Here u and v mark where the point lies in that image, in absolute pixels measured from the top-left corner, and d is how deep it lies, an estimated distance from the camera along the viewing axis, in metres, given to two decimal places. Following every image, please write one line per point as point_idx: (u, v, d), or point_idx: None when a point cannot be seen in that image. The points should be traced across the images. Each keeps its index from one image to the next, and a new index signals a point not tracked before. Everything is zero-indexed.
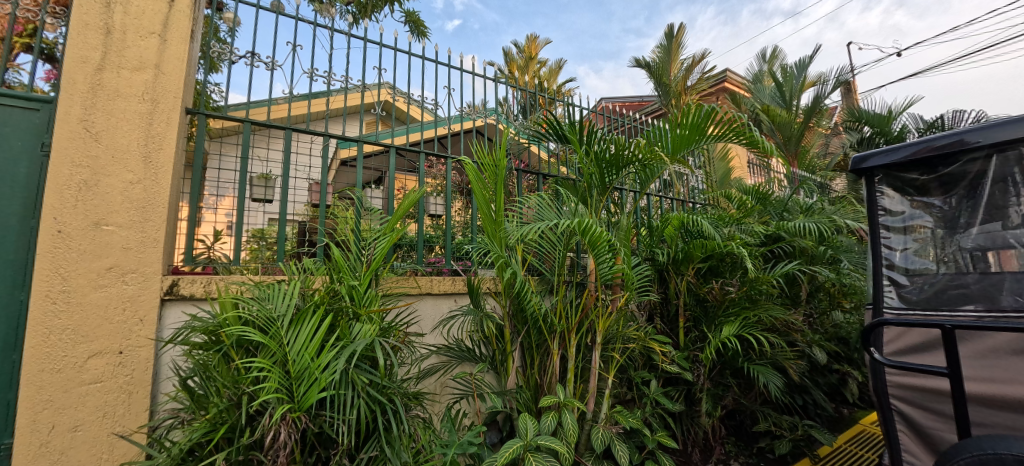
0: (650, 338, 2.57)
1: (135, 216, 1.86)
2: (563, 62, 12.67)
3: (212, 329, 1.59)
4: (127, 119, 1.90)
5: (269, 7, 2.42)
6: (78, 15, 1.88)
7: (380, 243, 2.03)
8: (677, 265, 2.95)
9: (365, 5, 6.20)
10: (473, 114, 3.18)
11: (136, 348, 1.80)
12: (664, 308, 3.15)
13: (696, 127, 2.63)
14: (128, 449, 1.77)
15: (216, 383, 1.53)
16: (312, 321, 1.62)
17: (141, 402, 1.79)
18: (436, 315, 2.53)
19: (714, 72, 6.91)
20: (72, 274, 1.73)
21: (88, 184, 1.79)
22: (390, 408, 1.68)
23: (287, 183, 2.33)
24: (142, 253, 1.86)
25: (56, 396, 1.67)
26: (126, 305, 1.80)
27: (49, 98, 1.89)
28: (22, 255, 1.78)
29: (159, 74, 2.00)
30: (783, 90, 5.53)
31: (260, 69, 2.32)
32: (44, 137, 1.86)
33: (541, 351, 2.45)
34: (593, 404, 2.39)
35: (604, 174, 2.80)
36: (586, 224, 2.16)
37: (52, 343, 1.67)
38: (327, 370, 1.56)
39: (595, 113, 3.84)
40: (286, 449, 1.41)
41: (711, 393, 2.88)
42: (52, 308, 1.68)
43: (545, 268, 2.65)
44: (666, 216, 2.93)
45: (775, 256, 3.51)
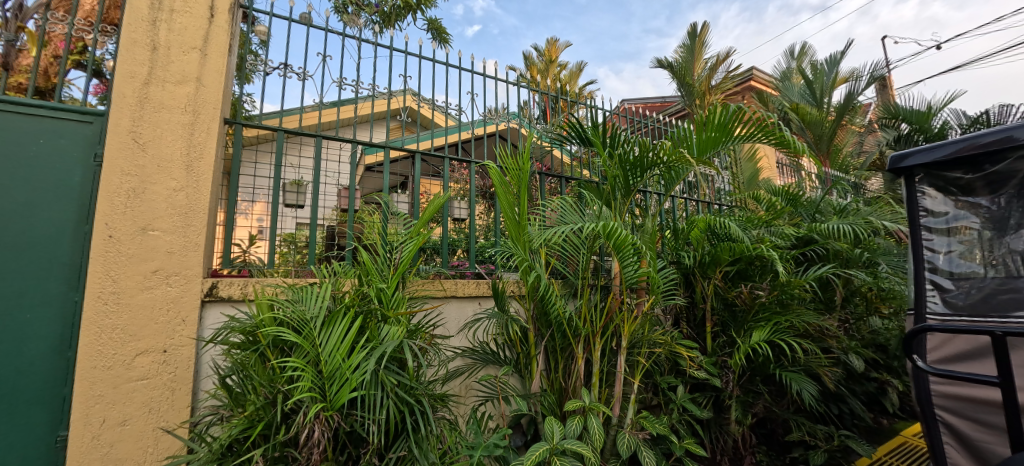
0: (677, 343, 2.53)
1: (178, 222, 1.96)
2: (583, 65, 12.63)
3: (249, 329, 1.66)
4: (170, 130, 2.01)
5: (300, 19, 2.52)
6: (127, 33, 2.00)
7: (407, 246, 2.06)
8: (704, 268, 2.89)
9: (389, 14, 6.35)
10: (495, 119, 3.21)
11: (179, 347, 1.89)
12: (690, 312, 3.08)
13: (723, 127, 2.58)
14: (171, 443, 1.85)
15: (253, 382, 1.59)
16: (343, 322, 1.67)
17: (183, 398, 1.88)
18: (461, 318, 2.56)
19: (739, 71, 6.77)
20: (121, 276, 1.84)
21: (135, 191, 1.91)
22: (418, 410, 1.71)
23: (317, 189, 2.39)
24: (185, 256, 1.95)
25: (107, 391, 1.77)
26: (170, 306, 1.89)
27: (100, 111, 2.01)
28: (76, 258, 1.89)
29: (199, 87, 2.11)
30: (813, 87, 5.36)
31: (292, 79, 2.41)
32: (95, 147, 1.98)
33: (565, 355, 2.44)
34: (618, 409, 2.36)
35: (628, 177, 2.76)
36: (611, 227, 2.15)
37: (104, 341, 1.78)
38: (357, 370, 1.60)
39: (617, 115, 3.83)
40: (319, 447, 1.46)
41: (742, 400, 2.80)
42: (103, 308, 1.79)
43: (568, 271, 2.64)
44: (692, 219, 2.88)
45: (808, 260, 3.41)
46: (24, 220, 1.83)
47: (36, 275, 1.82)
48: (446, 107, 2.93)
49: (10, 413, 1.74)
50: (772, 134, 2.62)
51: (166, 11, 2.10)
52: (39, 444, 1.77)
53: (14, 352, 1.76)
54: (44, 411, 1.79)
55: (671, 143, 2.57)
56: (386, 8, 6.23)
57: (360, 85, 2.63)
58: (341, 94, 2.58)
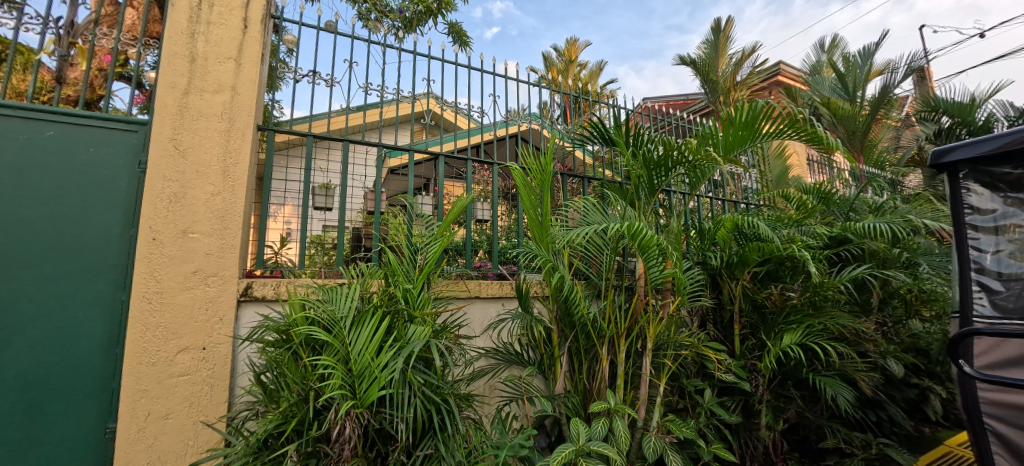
0: (704, 345, 2.49)
1: (215, 225, 2.05)
2: (603, 64, 12.53)
3: (283, 328, 1.72)
4: (208, 137, 2.10)
5: (327, 27, 2.60)
6: (168, 46, 2.11)
7: (433, 247, 2.09)
8: (732, 269, 2.81)
9: (410, 19, 6.45)
10: (517, 120, 3.23)
11: (217, 345, 1.97)
12: (717, 314, 3.01)
13: (749, 125, 2.53)
14: (210, 437, 1.93)
15: (287, 379, 1.64)
16: (372, 322, 1.71)
17: (221, 394, 1.96)
18: (485, 319, 2.58)
19: (766, 65, 6.59)
20: (164, 277, 1.93)
21: (176, 196, 2.00)
22: (445, 409, 1.73)
23: (345, 192, 2.44)
24: (222, 258, 2.04)
25: (151, 386, 1.86)
26: (208, 306, 1.98)
27: (143, 120, 2.11)
28: (122, 260, 2.00)
29: (235, 95, 2.20)
30: (846, 80, 5.13)
31: (321, 86, 2.49)
32: (140, 155, 2.09)
33: (589, 356, 2.42)
34: (644, 412, 2.33)
35: (652, 176, 2.72)
36: (636, 227, 2.12)
37: (148, 339, 1.88)
38: (386, 369, 1.64)
39: (640, 113, 3.79)
40: (350, 444, 1.50)
41: (772, 405, 2.72)
42: (148, 307, 1.89)
43: (592, 272, 2.63)
44: (718, 218, 2.80)
45: (842, 260, 3.30)
46: (76, 224, 1.95)
47: (88, 276, 1.94)
48: (469, 109, 2.96)
49: (65, 405, 1.86)
50: (803, 129, 2.54)
51: (204, 24, 2.20)
52: (91, 435, 1.88)
53: (69, 348, 1.88)
54: (94, 405, 1.90)
55: (697, 141, 2.52)
56: (408, 14, 6.34)
57: (385, 90, 2.69)
58: (367, 99, 2.64)
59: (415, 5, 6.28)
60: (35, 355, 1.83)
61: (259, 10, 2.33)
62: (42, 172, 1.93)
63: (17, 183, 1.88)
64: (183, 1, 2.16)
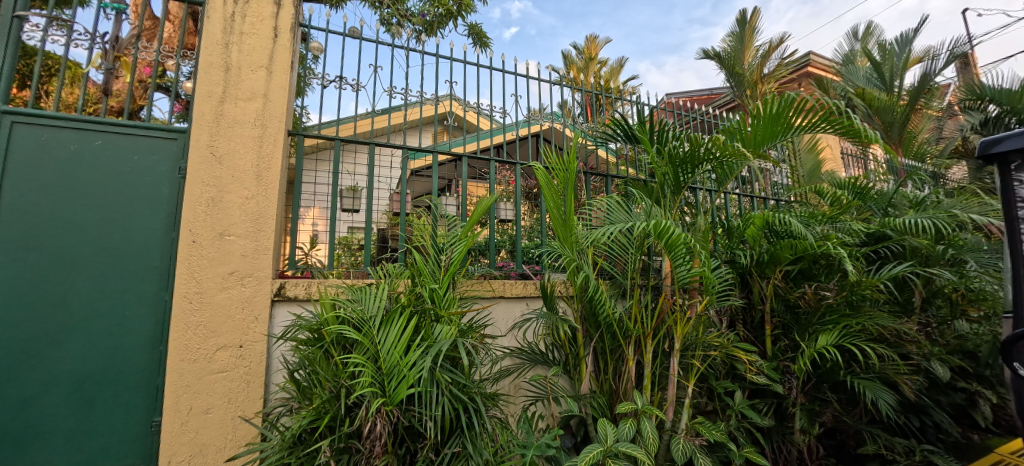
0: (734, 346, 2.43)
1: (250, 227, 2.13)
2: (624, 61, 12.38)
3: (314, 327, 1.77)
4: (242, 143, 2.18)
5: (352, 34, 2.66)
6: (205, 57, 2.20)
7: (458, 247, 2.11)
8: (763, 267, 2.73)
9: (431, 22, 6.53)
10: (539, 119, 3.22)
11: (253, 343, 2.05)
12: (747, 314, 2.93)
13: (779, 119, 2.45)
14: (247, 432, 2.01)
15: (319, 376, 1.69)
16: (400, 321, 1.74)
17: (257, 390, 2.04)
18: (509, 319, 2.60)
19: (795, 57, 6.37)
20: (204, 278, 2.02)
21: (213, 200, 2.09)
22: (472, 407, 1.75)
23: (371, 194, 2.49)
24: (257, 259, 2.12)
25: (193, 382, 1.95)
26: (244, 305, 2.06)
27: (181, 128, 2.21)
28: (165, 262, 2.10)
29: (266, 102, 2.28)
30: (882, 70, 4.90)
31: (347, 91, 2.55)
32: (180, 162, 2.19)
33: (615, 356, 2.40)
34: (672, 414, 2.29)
35: (678, 174, 2.67)
36: (663, 225, 2.08)
37: (190, 337, 1.97)
38: (414, 367, 1.66)
39: (663, 110, 3.72)
40: (381, 440, 1.53)
41: (807, 409, 2.63)
42: (189, 307, 1.98)
43: (616, 271, 2.60)
44: (748, 215, 2.71)
45: (880, 258, 3.15)
46: (122, 229, 2.06)
47: (134, 277, 2.04)
48: (490, 110, 2.97)
49: (115, 399, 1.97)
50: (837, 122, 2.44)
51: (237, 34, 2.28)
52: (138, 428, 1.99)
53: (117, 346, 1.99)
54: (141, 399, 2.00)
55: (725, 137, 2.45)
56: (429, 17, 6.43)
57: (409, 93, 2.73)
58: (391, 102, 2.69)
59: (436, 8, 6.36)
60: (87, 352, 1.94)
61: (288, 19, 2.41)
62: (92, 179, 2.05)
63: (70, 190, 2.01)
64: (217, 13, 2.26)
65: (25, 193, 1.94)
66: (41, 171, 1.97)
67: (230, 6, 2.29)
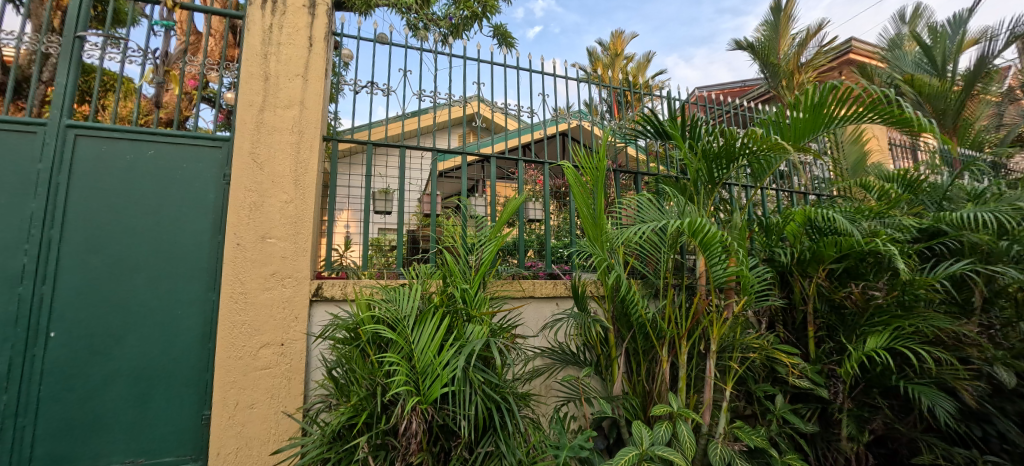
0: (774, 348, 2.33)
1: (290, 230, 2.21)
2: (651, 55, 12.13)
3: (351, 326, 1.83)
4: (281, 149, 2.27)
5: (382, 40, 2.72)
6: (246, 68, 2.31)
7: (487, 247, 2.12)
8: (805, 266, 2.61)
9: (457, 25, 6.59)
10: (566, 117, 3.19)
11: (293, 341, 2.14)
12: (787, 315, 2.81)
13: (821, 110, 2.34)
14: (289, 426, 2.09)
15: (356, 374, 1.74)
16: (433, 321, 1.77)
17: (298, 386, 2.12)
18: (540, 319, 2.60)
19: (835, 44, 6.05)
20: (248, 279, 2.11)
21: (256, 205, 2.19)
22: (505, 407, 1.76)
23: (403, 196, 2.55)
24: (296, 260, 2.20)
25: (239, 378, 2.04)
26: (285, 305, 2.14)
27: (225, 137, 2.32)
28: (212, 264, 2.21)
29: (303, 109, 2.36)
30: (933, 54, 4.59)
31: (378, 95, 2.61)
32: (225, 169, 2.31)
33: (648, 357, 2.35)
34: (709, 417, 2.22)
35: (713, 169, 2.58)
36: (698, 222, 2.02)
37: (236, 335, 2.07)
38: (447, 367, 1.68)
39: (694, 104, 3.62)
40: (416, 437, 1.57)
41: (855, 415, 2.50)
42: (235, 306, 2.08)
43: (648, 270, 2.55)
44: (788, 211, 2.59)
45: (935, 255, 2.96)
46: (174, 233, 2.18)
47: (185, 279, 2.16)
48: (518, 110, 2.97)
49: (168, 393, 2.09)
50: (886, 112, 2.31)
51: (275, 45, 2.38)
52: (190, 420, 2.10)
53: (171, 343, 2.11)
54: (192, 394, 2.12)
55: (762, 130, 2.35)
56: (454, 20, 6.52)
57: (437, 96, 2.77)
58: (421, 105, 2.73)
59: (461, 10, 6.45)
60: (144, 349, 2.07)
61: (322, 28, 2.49)
62: (147, 187, 2.18)
63: (128, 197, 2.15)
64: (256, 26, 2.36)
65: (88, 201, 2.09)
66: (102, 180, 2.12)
67: (269, 18, 2.39)
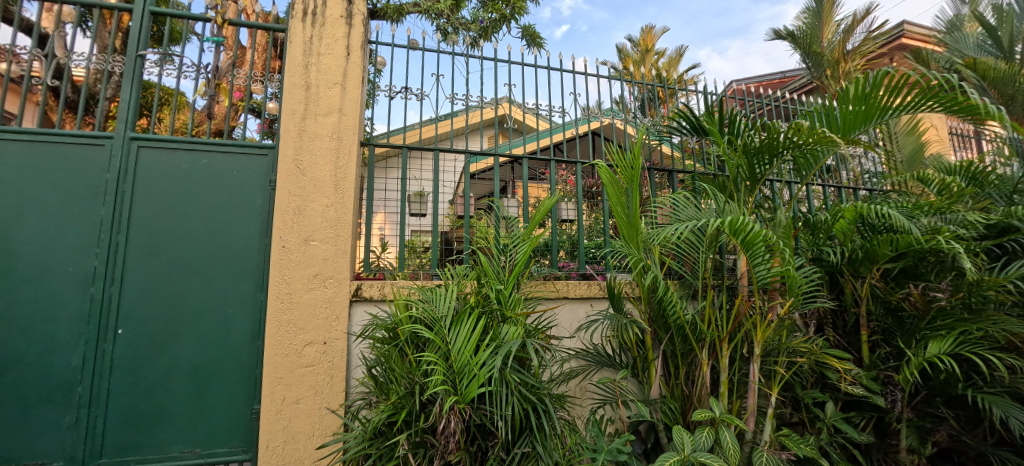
0: (824, 353, 2.21)
1: (331, 233, 2.30)
2: (683, 50, 11.80)
3: (390, 326, 1.88)
4: (322, 155, 2.36)
5: (415, 46, 2.78)
6: (289, 78, 2.41)
7: (521, 248, 2.13)
8: (856, 265, 2.46)
9: (486, 28, 6.65)
10: (597, 116, 3.14)
11: (335, 340, 2.22)
12: (837, 318, 2.66)
13: (873, 100, 2.20)
14: (332, 422, 2.17)
15: (395, 373, 1.79)
16: (469, 321, 1.79)
17: (339, 384, 2.20)
18: (574, 321, 2.58)
19: (886, 28, 5.68)
20: (293, 280, 2.21)
21: (299, 209, 2.28)
22: (541, 408, 1.76)
23: (437, 199, 2.59)
24: (336, 262, 2.28)
25: (285, 374, 2.14)
26: (327, 305, 2.23)
27: (270, 145, 2.44)
28: (260, 265, 2.33)
29: (342, 116, 2.45)
30: (999, 34, 4.22)
31: (412, 100, 2.67)
32: (270, 175, 2.42)
33: (687, 360, 2.28)
34: (753, 424, 2.13)
35: (754, 166, 2.48)
36: (739, 220, 1.94)
37: (283, 333, 2.16)
38: (484, 367, 1.70)
39: (731, 98, 3.49)
40: (455, 437, 1.58)
41: (915, 425, 2.34)
42: (281, 306, 2.18)
43: (686, 271, 2.48)
44: (837, 208, 2.44)
45: (1005, 253, 2.72)
46: (225, 236, 2.31)
47: (236, 279, 2.29)
48: (549, 111, 2.96)
49: (222, 389, 2.21)
50: (948, 99, 2.14)
51: (315, 55, 2.48)
52: (241, 414, 2.22)
53: (224, 341, 2.23)
54: (243, 389, 2.23)
55: (808, 122, 2.23)
56: (484, 24, 6.58)
57: (468, 99, 2.80)
58: (453, 109, 2.78)
59: (490, 13, 6.51)
60: (200, 346, 2.21)
61: (358, 37, 2.57)
62: (200, 193, 2.32)
63: (184, 203, 2.29)
64: (298, 38, 2.46)
65: (149, 207, 2.25)
66: (162, 188, 2.28)
67: (309, 29, 2.49)
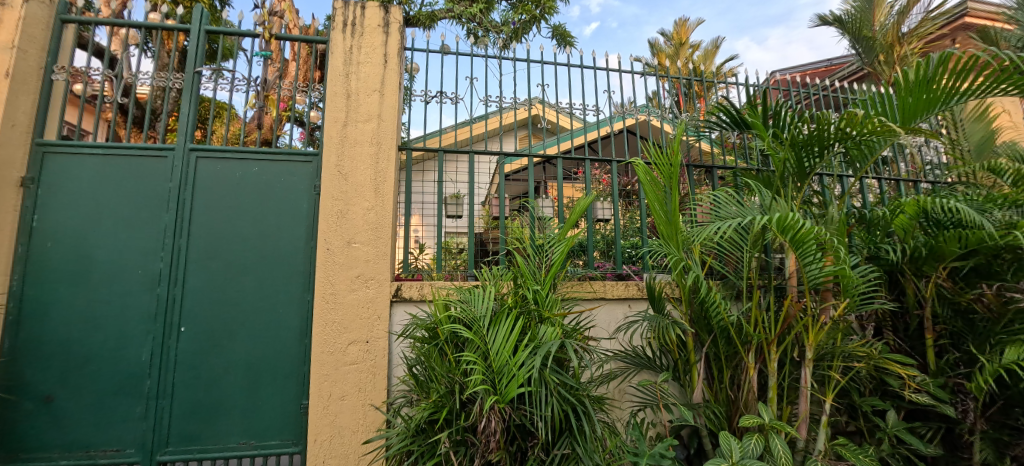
0: (884, 357, 2.07)
1: (371, 235, 2.37)
2: (720, 41, 11.37)
3: (430, 326, 1.92)
4: (363, 160, 2.45)
5: (448, 51, 2.83)
6: (331, 87, 2.52)
7: (557, 248, 2.11)
8: (919, 264, 2.28)
9: (516, 29, 6.67)
10: (631, 113, 3.08)
11: (377, 339, 2.29)
12: (898, 320, 2.48)
13: (937, 86, 2.04)
14: (375, 418, 2.24)
15: (435, 372, 1.82)
16: (508, 322, 1.80)
17: (382, 381, 2.26)
18: (612, 322, 2.55)
19: (947, 7, 5.25)
20: (337, 281, 2.30)
21: (342, 213, 2.37)
22: (581, 409, 1.75)
23: (473, 201, 2.63)
24: (378, 263, 2.35)
25: (331, 372, 2.23)
26: (369, 305, 2.30)
27: (314, 152, 2.55)
28: (306, 267, 2.44)
29: (380, 122, 2.52)
30: None
31: (447, 104, 2.71)
32: (315, 181, 2.53)
33: (732, 364, 2.19)
34: (805, 431, 2.03)
35: (802, 159, 2.35)
36: (787, 216, 1.85)
37: (328, 332, 2.25)
38: (523, 367, 1.70)
39: (774, 90, 3.33)
40: (495, 436, 1.60)
41: (990, 438, 2.16)
42: (327, 306, 2.27)
43: (729, 271, 2.39)
44: (896, 202, 2.28)
45: None
46: (275, 240, 2.44)
47: (285, 280, 2.41)
48: (582, 110, 2.93)
49: (274, 384, 2.33)
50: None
51: (355, 64, 2.57)
52: (291, 409, 2.33)
53: (275, 338, 2.36)
54: (293, 385, 2.34)
55: (862, 112, 2.10)
56: (516, 26, 6.61)
57: (501, 100, 2.82)
58: (487, 111, 2.80)
59: (520, 15, 6.53)
60: (254, 344, 2.34)
61: (395, 44, 2.64)
62: (252, 199, 2.46)
63: (238, 209, 2.43)
64: (339, 49, 2.57)
65: (207, 214, 2.40)
66: (218, 195, 2.43)
67: (349, 40, 2.59)
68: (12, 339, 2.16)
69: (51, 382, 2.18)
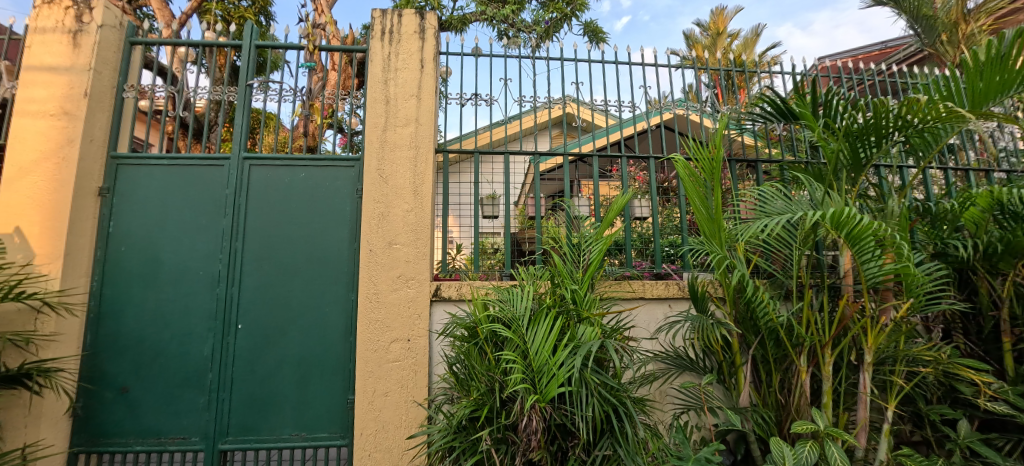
0: (954, 362, 1.92)
1: (411, 236, 2.44)
2: (761, 29, 10.86)
3: (469, 325, 1.95)
4: (401, 164, 2.52)
5: (482, 53, 2.86)
6: (371, 94, 2.60)
7: (594, 248, 2.09)
8: (993, 260, 2.10)
9: (547, 28, 6.64)
10: (668, 107, 2.99)
11: (418, 337, 2.35)
12: (969, 322, 2.29)
13: (1010, 68, 1.88)
14: (417, 414, 2.30)
15: (475, 370, 1.85)
16: (547, 322, 1.80)
17: (423, 378, 2.33)
18: (652, 323, 2.50)
19: None
20: (379, 281, 2.38)
21: (383, 215, 2.45)
22: (622, 410, 1.73)
23: (509, 201, 2.65)
24: (418, 264, 2.42)
25: (375, 368, 2.31)
26: (410, 304, 2.37)
27: (355, 157, 2.65)
28: (351, 268, 2.53)
29: (418, 126, 2.59)
30: None
31: (482, 106, 2.74)
32: (357, 184, 2.63)
33: (782, 367, 2.10)
34: (864, 439, 1.91)
35: (858, 150, 2.20)
36: (843, 211, 1.74)
37: (372, 330, 2.33)
38: (563, 367, 1.70)
39: (823, 77, 3.15)
40: (537, 435, 1.61)
41: None
42: (370, 305, 2.35)
43: (776, 269, 2.28)
44: (966, 194, 2.10)
45: None
46: (322, 242, 2.55)
47: (330, 281, 2.51)
48: (618, 106, 2.88)
49: (322, 379, 2.44)
50: None
51: (393, 71, 2.65)
52: (338, 404, 2.43)
53: (323, 336, 2.47)
54: (339, 381, 2.44)
55: (924, 97, 1.96)
56: (547, 25, 6.58)
57: (535, 100, 2.82)
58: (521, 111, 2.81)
59: (551, 13, 6.51)
60: (304, 341, 2.46)
61: (431, 50, 2.70)
62: (300, 203, 2.59)
63: (288, 213, 2.57)
64: (377, 56, 2.65)
65: (260, 217, 2.55)
66: (269, 200, 2.57)
67: (387, 47, 2.67)
68: (93, 334, 2.38)
69: (126, 375, 2.38)
